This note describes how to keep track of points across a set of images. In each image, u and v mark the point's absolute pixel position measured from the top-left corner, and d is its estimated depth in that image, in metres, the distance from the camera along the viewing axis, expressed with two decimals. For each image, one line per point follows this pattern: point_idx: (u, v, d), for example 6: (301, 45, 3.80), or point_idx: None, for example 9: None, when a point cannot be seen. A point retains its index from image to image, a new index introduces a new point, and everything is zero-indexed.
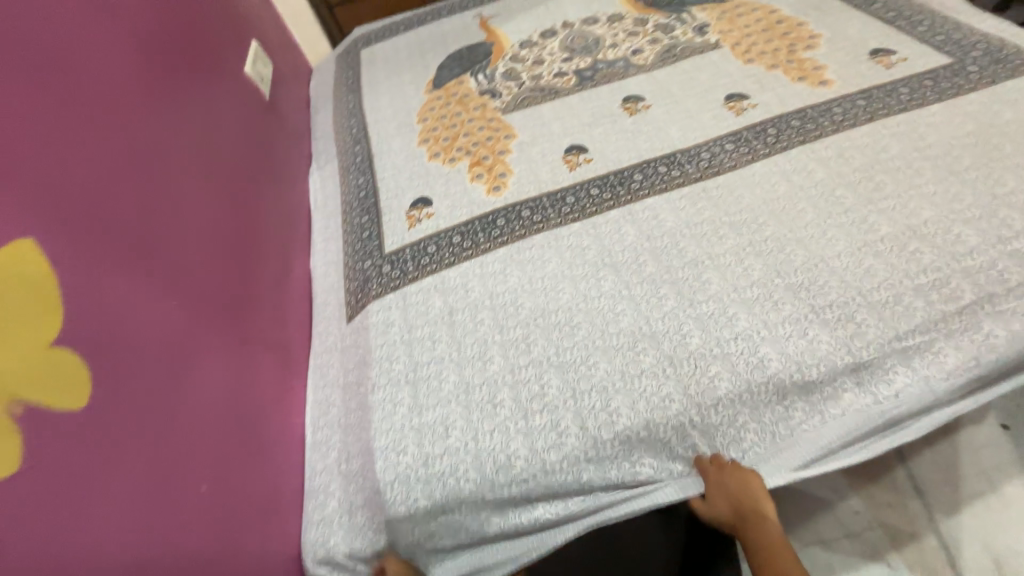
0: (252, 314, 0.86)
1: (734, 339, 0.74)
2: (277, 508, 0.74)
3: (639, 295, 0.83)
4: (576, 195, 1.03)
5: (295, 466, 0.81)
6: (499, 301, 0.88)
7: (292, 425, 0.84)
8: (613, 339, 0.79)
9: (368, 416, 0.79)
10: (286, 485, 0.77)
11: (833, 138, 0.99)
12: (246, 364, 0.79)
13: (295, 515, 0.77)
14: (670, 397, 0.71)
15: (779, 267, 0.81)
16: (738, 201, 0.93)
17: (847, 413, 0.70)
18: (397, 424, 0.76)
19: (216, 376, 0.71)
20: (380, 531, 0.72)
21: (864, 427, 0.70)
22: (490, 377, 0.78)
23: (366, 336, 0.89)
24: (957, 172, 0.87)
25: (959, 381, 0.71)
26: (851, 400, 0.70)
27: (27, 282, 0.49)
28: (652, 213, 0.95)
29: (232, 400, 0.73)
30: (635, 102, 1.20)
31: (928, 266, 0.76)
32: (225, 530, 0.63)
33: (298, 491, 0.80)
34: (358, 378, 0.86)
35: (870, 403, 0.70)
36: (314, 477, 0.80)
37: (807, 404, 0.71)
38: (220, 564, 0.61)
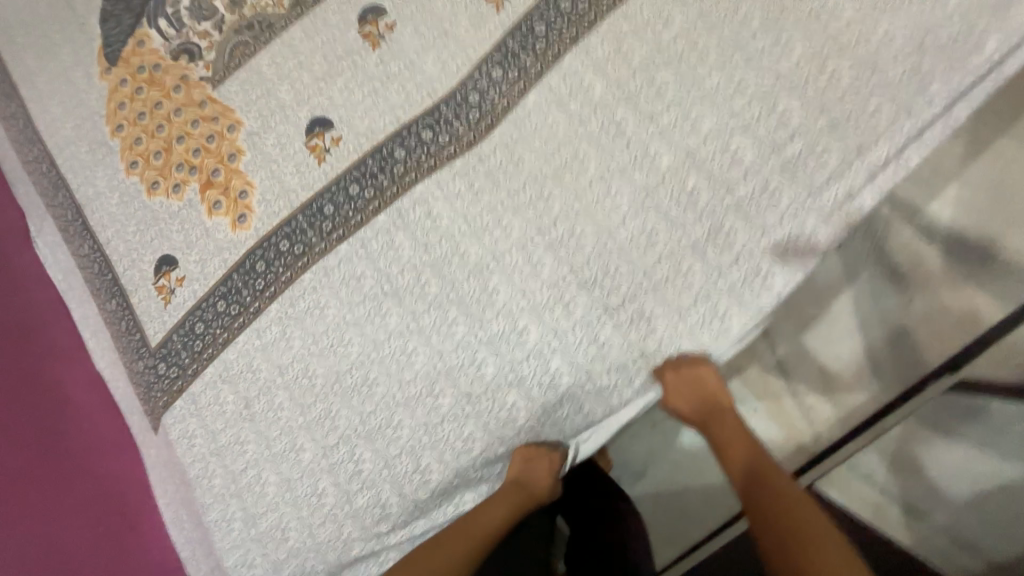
0: (62, 472, 0.89)
1: (526, 357, 0.70)
2: None
3: (429, 327, 0.74)
4: (335, 201, 0.82)
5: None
6: (291, 377, 0.79)
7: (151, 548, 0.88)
8: (412, 391, 0.73)
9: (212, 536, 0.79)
10: None
11: (613, 21, 0.76)
12: (84, 515, 0.87)
13: None
14: (475, 438, 0.70)
15: (564, 250, 0.72)
16: (514, 160, 0.77)
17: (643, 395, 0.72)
18: (239, 539, 0.76)
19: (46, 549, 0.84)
20: None
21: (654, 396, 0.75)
22: (307, 469, 0.75)
23: (177, 455, 0.83)
24: (744, 43, 0.70)
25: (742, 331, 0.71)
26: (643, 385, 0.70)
27: None
28: (424, 208, 0.78)
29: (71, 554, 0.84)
30: (374, 19, 0.87)
31: (705, 210, 0.69)
32: None
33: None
34: (190, 499, 0.82)
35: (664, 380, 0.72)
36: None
37: (602, 405, 0.71)
38: None
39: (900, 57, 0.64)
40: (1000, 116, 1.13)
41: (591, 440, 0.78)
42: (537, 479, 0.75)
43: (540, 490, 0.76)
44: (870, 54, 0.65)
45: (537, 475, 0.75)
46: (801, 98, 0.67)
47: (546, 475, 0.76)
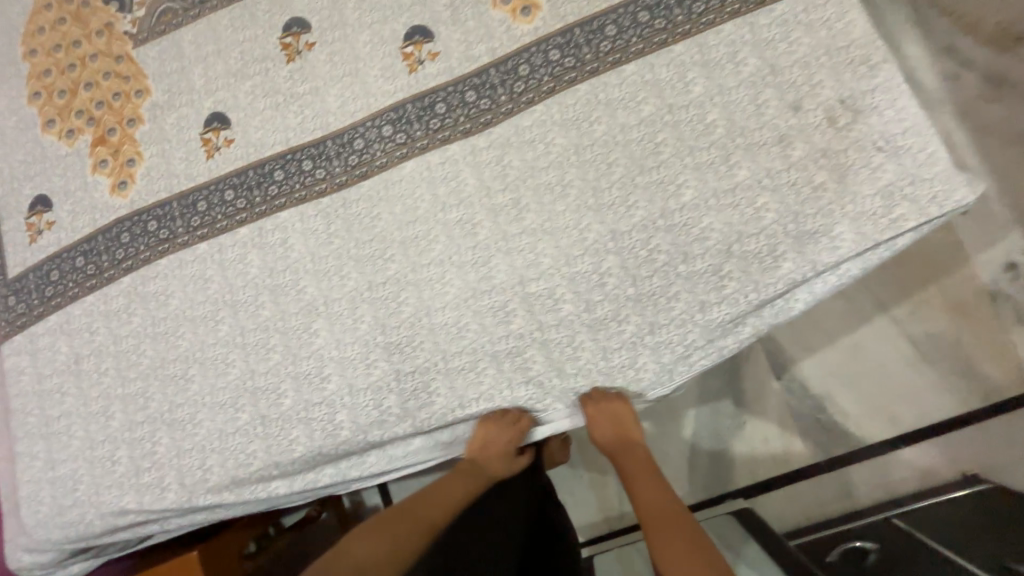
0: None
1: (320, 402, 0.77)
2: None
3: (251, 347, 0.80)
4: (210, 200, 0.86)
5: None
6: (121, 349, 0.84)
7: None
8: (217, 398, 0.80)
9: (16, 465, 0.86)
10: None
11: (501, 123, 0.80)
12: None
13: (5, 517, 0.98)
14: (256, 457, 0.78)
15: (386, 318, 0.78)
16: (374, 220, 0.82)
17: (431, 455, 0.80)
18: (40, 474, 0.84)
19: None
20: (42, 553, 0.86)
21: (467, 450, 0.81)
22: (110, 434, 0.82)
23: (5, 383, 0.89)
24: (599, 190, 0.76)
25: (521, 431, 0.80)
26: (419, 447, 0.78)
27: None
28: (282, 235, 0.83)
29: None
30: (298, 34, 0.88)
31: (515, 332, 0.75)
32: None
33: None
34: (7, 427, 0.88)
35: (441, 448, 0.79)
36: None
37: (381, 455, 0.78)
38: None
39: (708, 254, 0.72)
40: (857, 297, 1.27)
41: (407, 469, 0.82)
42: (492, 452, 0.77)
43: (496, 468, 0.80)
44: (686, 242, 0.72)
45: (497, 452, 0.77)
46: (622, 258, 0.74)
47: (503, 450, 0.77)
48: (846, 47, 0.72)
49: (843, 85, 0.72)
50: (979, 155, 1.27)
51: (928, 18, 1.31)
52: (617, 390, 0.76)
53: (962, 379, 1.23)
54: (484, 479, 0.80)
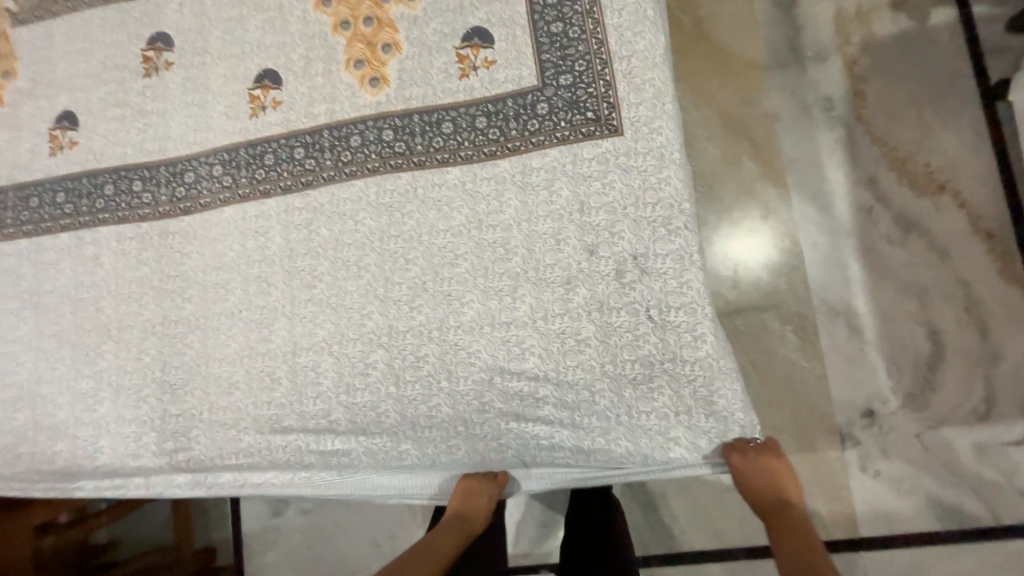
0: None
1: (91, 423, 0.80)
2: None
3: (42, 354, 0.83)
4: (40, 198, 0.87)
5: None
6: None
7: None
8: (1, 394, 0.83)
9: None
10: None
11: (320, 193, 0.80)
12: None
13: None
14: (22, 458, 0.81)
15: (169, 358, 0.80)
16: (182, 259, 0.82)
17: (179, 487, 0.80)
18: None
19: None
20: None
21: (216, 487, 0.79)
22: None
23: None
24: (388, 284, 0.76)
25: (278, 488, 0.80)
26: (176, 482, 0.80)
27: None
28: (96, 251, 0.84)
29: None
30: (160, 50, 0.87)
31: (277, 401, 0.76)
32: None
33: None
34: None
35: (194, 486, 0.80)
36: None
37: (141, 480, 0.81)
38: None
39: (471, 377, 0.73)
40: None
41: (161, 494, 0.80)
42: (478, 512, 0.75)
43: (481, 526, 0.75)
44: (452, 361, 0.73)
45: (478, 509, 0.75)
46: (390, 357, 0.74)
47: (485, 508, 0.75)
48: (651, 200, 0.71)
49: (639, 239, 0.71)
50: (872, 296, 1.24)
51: (859, 147, 1.27)
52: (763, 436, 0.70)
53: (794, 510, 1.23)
54: (472, 535, 0.75)
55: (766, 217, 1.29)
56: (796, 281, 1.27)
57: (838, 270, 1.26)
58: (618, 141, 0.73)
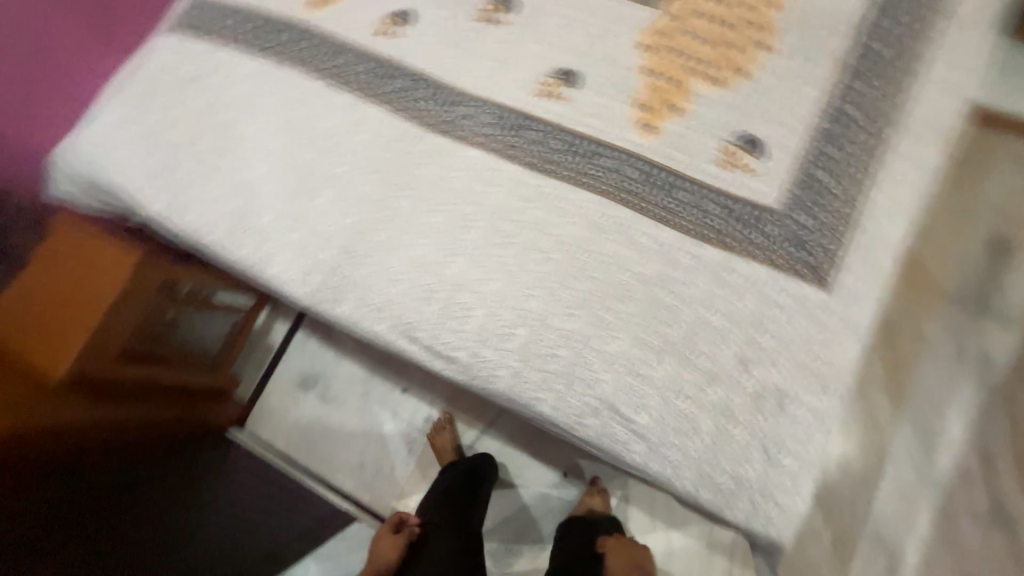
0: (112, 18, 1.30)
1: (279, 241, 0.94)
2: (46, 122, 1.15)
3: (277, 169, 0.98)
4: (350, 60, 1.04)
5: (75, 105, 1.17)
6: (212, 98, 1.05)
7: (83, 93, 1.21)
8: (231, 178, 0.99)
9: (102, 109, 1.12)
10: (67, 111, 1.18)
11: (554, 182, 0.89)
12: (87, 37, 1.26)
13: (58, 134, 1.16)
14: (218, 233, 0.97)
15: (363, 230, 0.92)
16: (418, 166, 0.95)
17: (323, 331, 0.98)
18: (107, 125, 1.09)
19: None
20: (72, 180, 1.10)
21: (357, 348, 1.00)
22: (164, 140, 1.05)
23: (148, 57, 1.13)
24: (564, 284, 0.83)
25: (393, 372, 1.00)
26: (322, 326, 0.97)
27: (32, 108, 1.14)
28: (363, 121, 0.99)
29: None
30: (500, 10, 1.04)
31: (422, 315, 0.86)
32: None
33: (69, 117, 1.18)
34: (119, 82, 1.14)
35: None
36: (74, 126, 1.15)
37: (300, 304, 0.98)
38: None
39: (585, 399, 0.78)
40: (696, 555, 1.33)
41: None
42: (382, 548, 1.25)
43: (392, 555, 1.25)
44: (578, 376, 0.79)
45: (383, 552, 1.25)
46: (530, 341, 0.81)
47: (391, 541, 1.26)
48: (817, 358, 0.77)
49: (789, 382, 0.76)
50: (926, 561, 1.19)
51: (993, 420, 1.24)
52: None
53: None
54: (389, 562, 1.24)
55: (869, 428, 1.27)
56: (860, 498, 1.24)
57: (906, 515, 1.22)
58: (821, 295, 0.79)
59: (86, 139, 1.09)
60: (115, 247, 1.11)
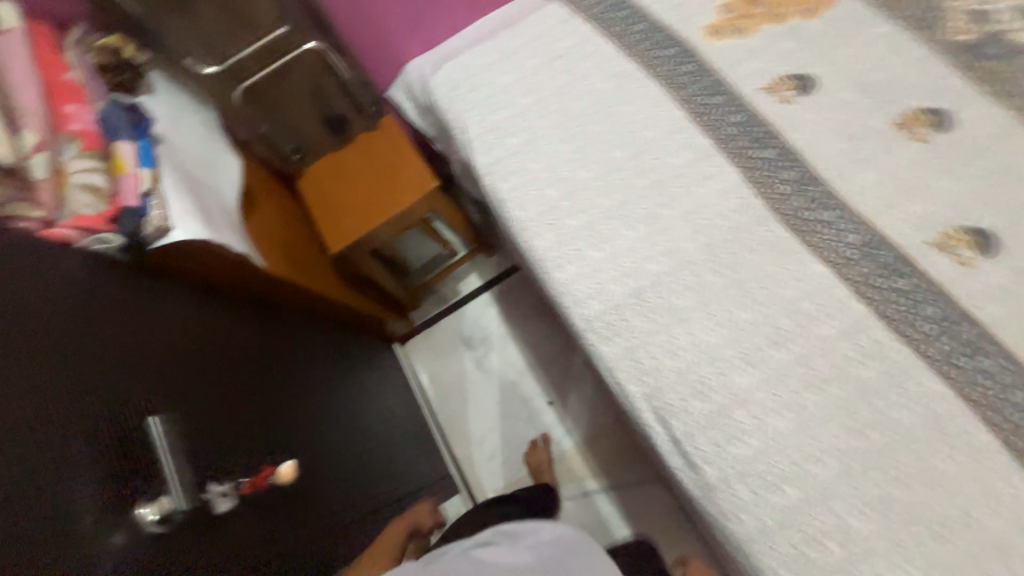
0: None
1: (578, 252, 0.91)
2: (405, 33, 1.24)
3: (607, 182, 0.94)
4: (725, 104, 0.95)
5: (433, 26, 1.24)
6: (575, 82, 1.04)
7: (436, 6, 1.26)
8: (560, 169, 0.98)
9: (470, 45, 1.17)
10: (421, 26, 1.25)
11: (908, 353, 0.74)
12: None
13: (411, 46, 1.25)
14: (526, 214, 0.96)
15: (664, 286, 0.86)
16: (752, 252, 0.84)
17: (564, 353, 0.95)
18: (468, 61, 1.13)
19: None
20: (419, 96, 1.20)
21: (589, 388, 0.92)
22: (513, 101, 1.06)
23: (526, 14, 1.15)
24: (867, 472, 0.70)
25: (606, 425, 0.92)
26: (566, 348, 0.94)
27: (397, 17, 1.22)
28: (712, 174, 0.91)
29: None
30: (927, 124, 0.87)
31: (687, 406, 0.78)
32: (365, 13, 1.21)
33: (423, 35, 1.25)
34: (493, 26, 1.18)
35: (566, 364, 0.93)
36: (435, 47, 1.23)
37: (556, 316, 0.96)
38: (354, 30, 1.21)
39: None
40: None
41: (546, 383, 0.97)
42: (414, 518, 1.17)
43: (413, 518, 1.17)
44: None
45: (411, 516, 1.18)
46: (797, 507, 0.70)
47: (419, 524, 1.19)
48: None
49: None
50: None
51: None
52: None
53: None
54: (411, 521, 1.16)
55: None
56: None
57: None
58: None
59: (447, 67, 1.14)
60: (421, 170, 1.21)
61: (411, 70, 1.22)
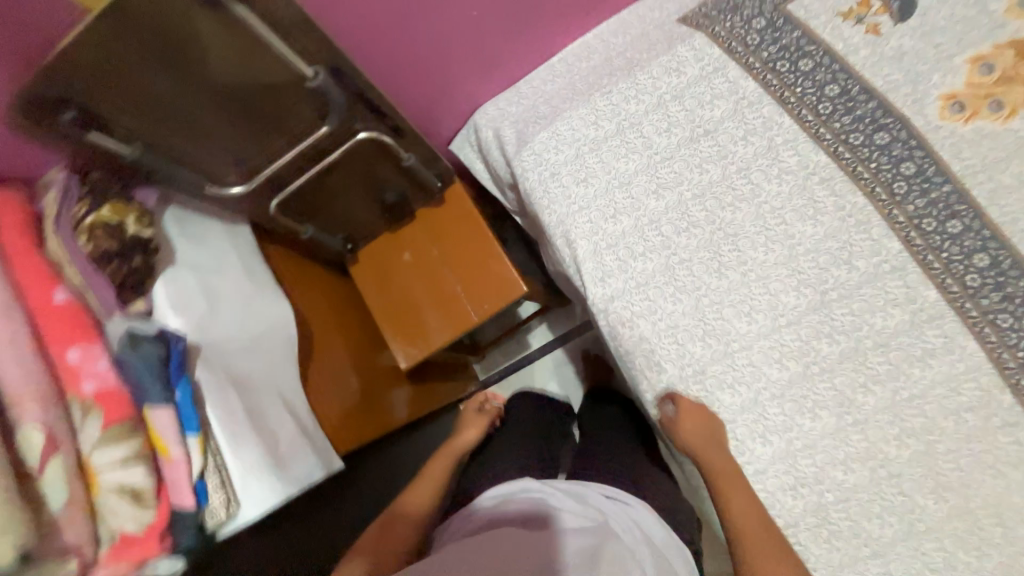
0: None
1: (737, 444, 0.70)
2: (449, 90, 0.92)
3: (774, 343, 0.71)
4: (967, 236, 0.65)
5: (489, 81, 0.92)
6: (731, 181, 0.74)
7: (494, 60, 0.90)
8: (708, 317, 0.73)
9: (568, 100, 0.85)
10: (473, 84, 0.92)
11: None
12: None
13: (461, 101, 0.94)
14: (665, 381, 0.74)
15: (854, 503, 0.66)
16: (989, 473, 0.63)
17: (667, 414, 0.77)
18: (570, 132, 0.82)
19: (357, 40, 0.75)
20: (503, 172, 0.91)
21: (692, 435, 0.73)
22: (636, 204, 0.78)
23: (656, 54, 0.80)
24: None
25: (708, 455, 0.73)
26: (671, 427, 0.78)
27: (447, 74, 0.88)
28: (937, 348, 0.65)
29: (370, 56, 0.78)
30: None
31: None
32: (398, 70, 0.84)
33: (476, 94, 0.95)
34: (600, 70, 0.85)
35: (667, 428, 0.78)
36: (519, 94, 0.91)
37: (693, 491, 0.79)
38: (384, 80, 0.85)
39: None
40: None
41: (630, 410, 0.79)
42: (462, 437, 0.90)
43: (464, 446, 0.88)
44: None
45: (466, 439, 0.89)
46: None
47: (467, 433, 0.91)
48: None
49: None
50: None
51: None
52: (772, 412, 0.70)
53: (737, 510, 0.65)
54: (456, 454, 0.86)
55: None
56: None
57: None
58: None
59: (540, 138, 0.84)
60: (505, 267, 0.96)
61: (486, 129, 0.92)
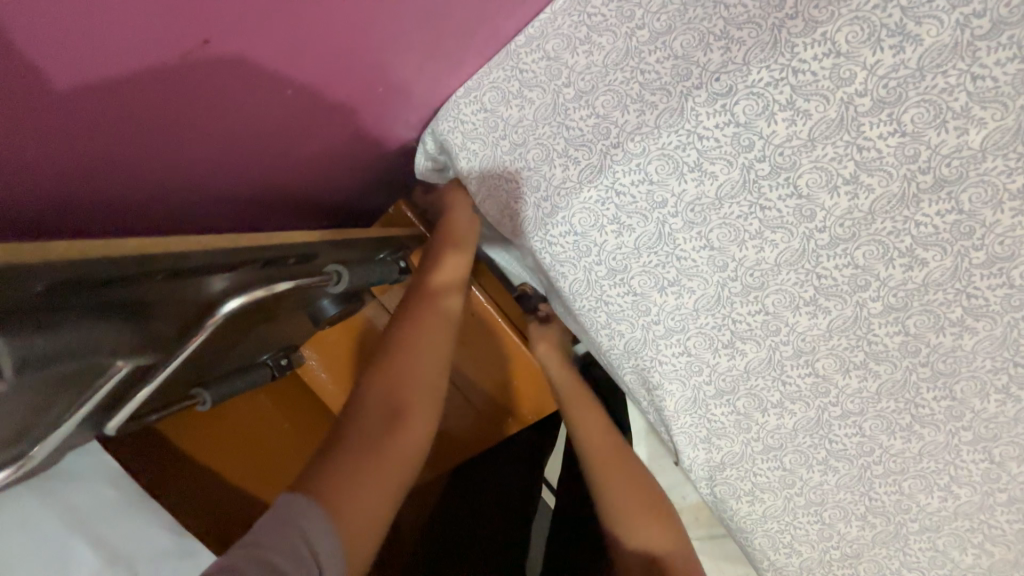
0: None
1: None
2: (395, 108, 0.47)
3: (984, 525, 0.45)
4: None
5: (458, 66, 0.45)
6: (968, 283, 0.39)
7: (462, 26, 0.42)
8: (878, 493, 0.47)
9: (632, 106, 0.41)
10: (433, 85, 0.46)
11: None
12: None
13: (418, 117, 0.50)
14: (796, 565, 0.51)
15: None
16: None
17: (807, 524, 0.49)
18: (643, 189, 0.42)
19: (89, 154, 0.30)
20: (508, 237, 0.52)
21: (808, 535, 0.49)
22: (771, 324, 0.43)
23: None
24: None
25: (789, 560, 0.51)
26: (798, 482, 0.48)
27: (385, 85, 0.43)
28: None
29: (108, 188, 0.32)
30: None
31: None
32: (284, 129, 0.40)
33: (442, 98, 0.49)
34: (701, 23, 0.38)
35: (801, 541, 0.50)
36: (518, 81, 0.45)
37: None
38: (263, 159, 0.41)
39: None
40: None
41: (746, 502, 0.50)
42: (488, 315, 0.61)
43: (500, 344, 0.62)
44: None
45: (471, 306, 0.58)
46: None
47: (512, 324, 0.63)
48: None
49: None
50: None
51: None
52: (864, 566, 0.49)
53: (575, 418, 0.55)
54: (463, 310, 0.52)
55: None
56: None
57: None
58: None
59: (583, 200, 0.43)
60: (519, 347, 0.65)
61: (468, 157, 0.49)
